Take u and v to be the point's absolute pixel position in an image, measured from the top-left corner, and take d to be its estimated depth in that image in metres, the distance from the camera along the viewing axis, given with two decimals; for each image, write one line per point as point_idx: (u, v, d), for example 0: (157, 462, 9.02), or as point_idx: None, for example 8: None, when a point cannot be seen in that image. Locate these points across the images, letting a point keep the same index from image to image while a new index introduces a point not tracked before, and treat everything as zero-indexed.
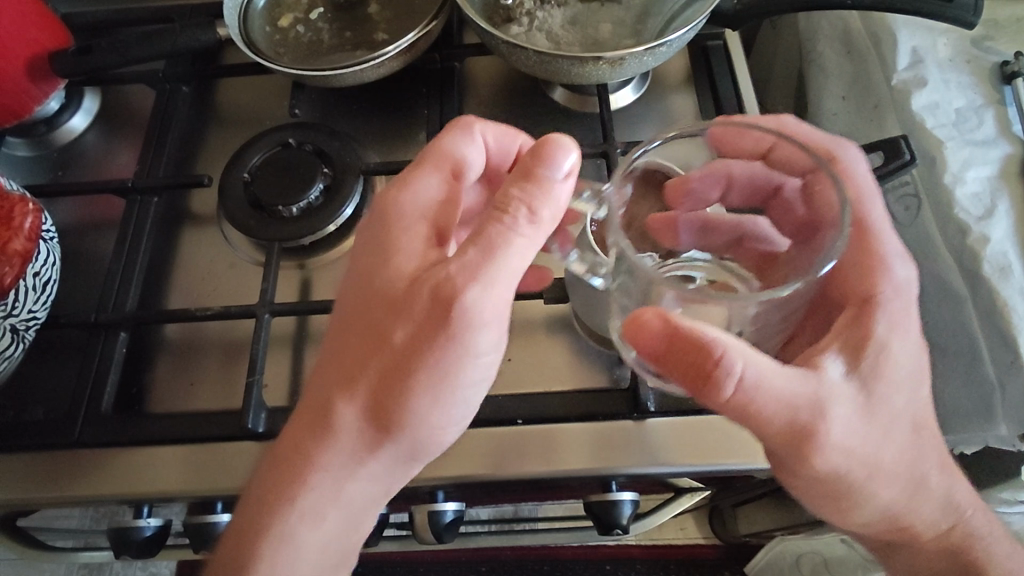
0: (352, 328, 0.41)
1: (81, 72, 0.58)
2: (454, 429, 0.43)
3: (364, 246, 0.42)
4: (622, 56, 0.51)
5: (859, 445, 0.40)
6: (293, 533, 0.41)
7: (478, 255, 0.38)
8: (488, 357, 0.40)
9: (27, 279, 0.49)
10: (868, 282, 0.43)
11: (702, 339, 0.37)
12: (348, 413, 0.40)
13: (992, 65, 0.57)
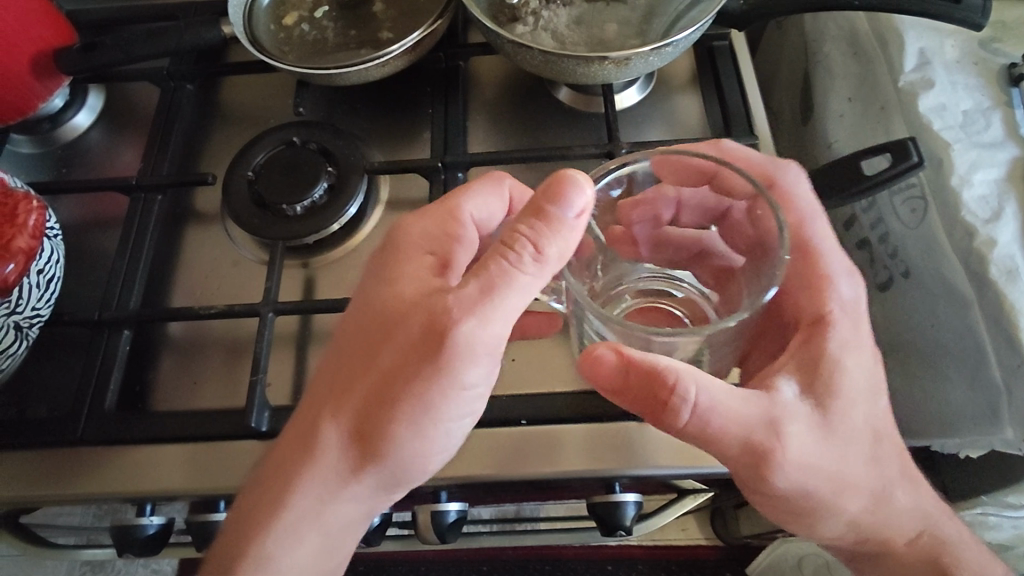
0: (344, 354, 0.42)
1: (85, 70, 0.58)
2: (439, 457, 0.43)
3: (371, 272, 0.43)
4: (628, 56, 0.51)
5: (820, 461, 0.42)
6: (278, 555, 0.42)
7: (477, 292, 0.39)
8: (478, 390, 0.41)
9: (30, 277, 0.49)
10: (817, 302, 0.44)
11: (653, 368, 0.40)
12: (332, 437, 0.41)
13: (1000, 66, 0.57)
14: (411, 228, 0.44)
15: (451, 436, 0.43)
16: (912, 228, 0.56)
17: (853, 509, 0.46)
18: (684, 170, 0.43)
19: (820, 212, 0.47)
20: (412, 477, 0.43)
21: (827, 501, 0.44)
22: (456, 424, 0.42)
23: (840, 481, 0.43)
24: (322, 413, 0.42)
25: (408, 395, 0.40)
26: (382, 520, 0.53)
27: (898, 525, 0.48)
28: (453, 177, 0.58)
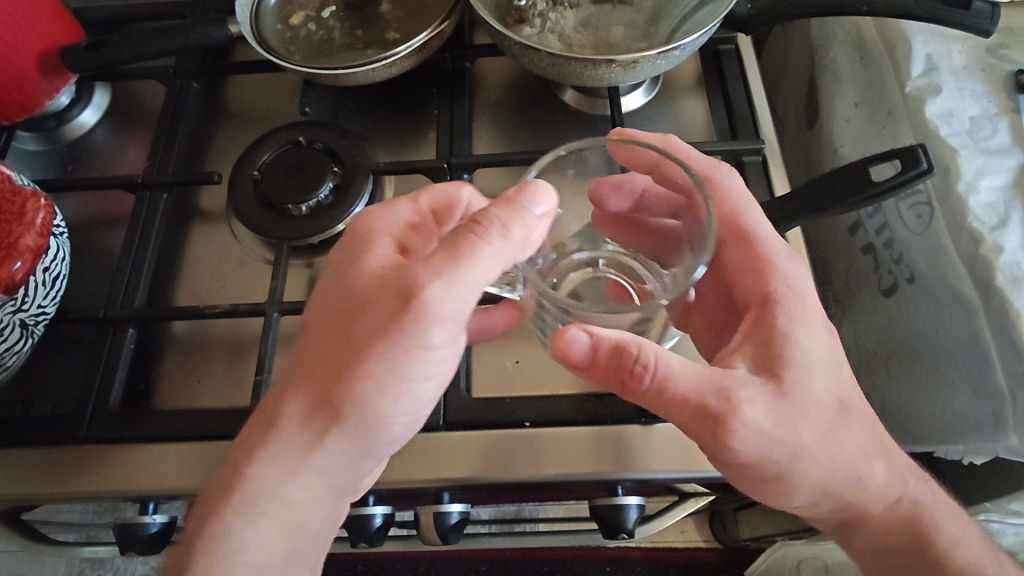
0: (311, 328, 0.42)
1: (92, 68, 0.58)
2: (405, 422, 0.42)
3: (341, 254, 0.43)
4: (635, 59, 0.51)
5: (778, 428, 0.41)
6: (242, 537, 0.40)
7: (442, 258, 0.38)
8: (444, 353, 0.41)
9: (36, 274, 0.49)
10: (762, 282, 0.45)
11: (615, 342, 0.41)
12: (297, 410, 0.40)
13: (1007, 73, 0.57)
14: (376, 217, 0.44)
15: (416, 402, 0.42)
16: (916, 234, 0.56)
17: (829, 483, 0.44)
18: (633, 159, 0.43)
19: (753, 202, 0.47)
20: (382, 446, 0.43)
21: (794, 470, 0.43)
22: (421, 387, 0.41)
23: (808, 450, 0.42)
24: (291, 386, 0.41)
25: (369, 358, 0.39)
26: (384, 520, 0.52)
27: (900, 525, 0.48)
28: (458, 179, 0.58)
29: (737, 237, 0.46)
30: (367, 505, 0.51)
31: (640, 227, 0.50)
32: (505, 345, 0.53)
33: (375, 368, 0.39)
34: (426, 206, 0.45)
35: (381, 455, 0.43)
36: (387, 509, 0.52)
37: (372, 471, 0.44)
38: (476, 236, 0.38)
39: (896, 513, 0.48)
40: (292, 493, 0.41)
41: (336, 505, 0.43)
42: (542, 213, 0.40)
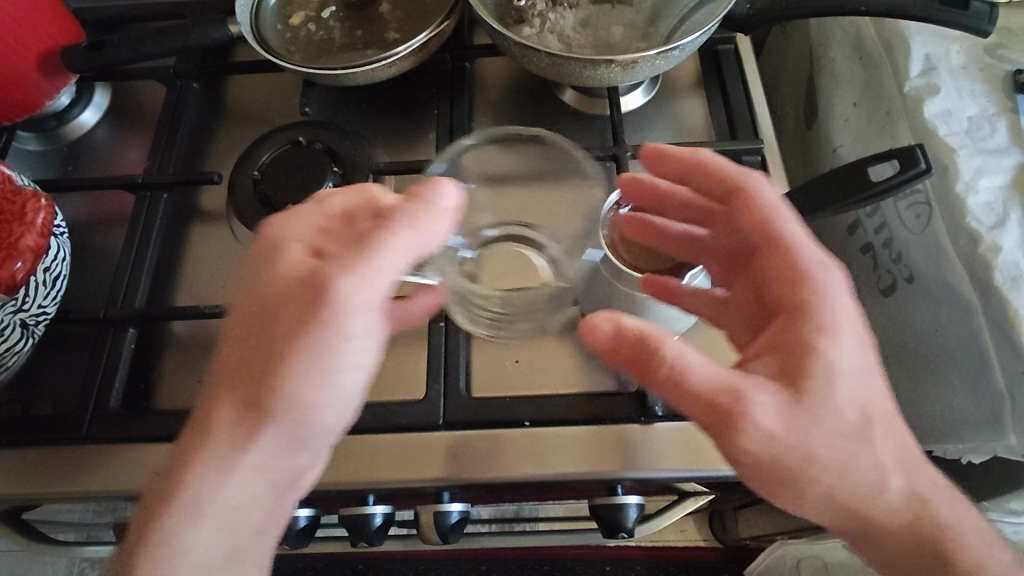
0: (231, 337, 0.40)
1: (92, 68, 0.58)
2: (337, 417, 0.40)
3: (254, 262, 0.40)
4: (634, 59, 0.51)
5: (793, 436, 0.36)
6: (182, 543, 0.38)
7: (353, 252, 0.37)
8: (368, 342, 0.39)
9: (37, 274, 0.49)
10: (798, 289, 0.39)
11: (640, 334, 0.38)
12: (228, 413, 0.38)
13: (1006, 73, 0.57)
14: (282, 228, 0.40)
15: (343, 394, 0.40)
16: (916, 233, 0.56)
17: (833, 483, 0.38)
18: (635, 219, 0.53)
19: (789, 210, 0.43)
20: (317, 441, 0.41)
21: (804, 477, 0.37)
22: (347, 380, 0.39)
23: (820, 458, 0.37)
24: (219, 390, 0.39)
25: (292, 354, 0.37)
26: (384, 519, 0.52)
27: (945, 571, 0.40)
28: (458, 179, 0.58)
29: (767, 246, 0.42)
30: (368, 505, 0.51)
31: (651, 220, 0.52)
32: (505, 344, 0.53)
33: (299, 364, 0.37)
34: (337, 211, 0.40)
35: (318, 449, 0.41)
36: (387, 509, 0.52)
37: (313, 464, 0.42)
38: (384, 229, 0.37)
39: (903, 517, 0.39)
40: (221, 498, 0.38)
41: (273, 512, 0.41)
42: (450, 203, 0.40)
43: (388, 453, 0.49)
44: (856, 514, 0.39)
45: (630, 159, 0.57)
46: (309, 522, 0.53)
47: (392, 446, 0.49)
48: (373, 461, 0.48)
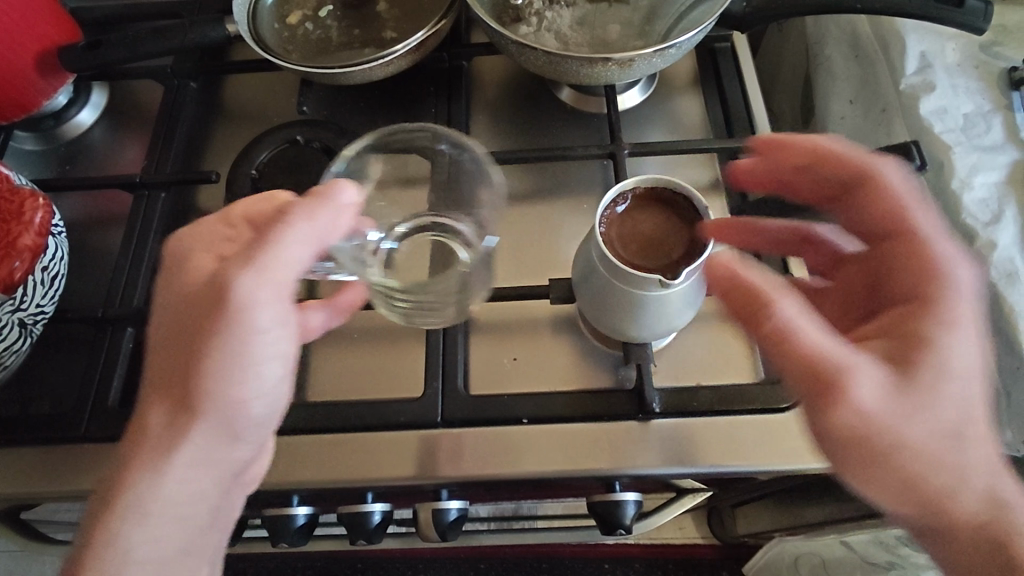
0: (156, 347, 0.41)
1: (90, 67, 0.58)
2: (264, 405, 0.41)
3: (170, 273, 0.42)
4: (632, 57, 0.51)
5: (900, 419, 0.34)
6: (130, 544, 0.38)
7: (249, 251, 0.39)
8: (279, 332, 0.40)
9: (35, 274, 0.49)
10: (925, 282, 0.37)
11: (752, 285, 0.36)
12: (159, 415, 0.39)
13: (1001, 70, 0.57)
14: (198, 239, 0.43)
15: (267, 383, 0.41)
16: None
17: (914, 470, 0.34)
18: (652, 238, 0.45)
19: (918, 198, 0.41)
20: (251, 431, 0.41)
21: (899, 464, 0.34)
22: (268, 368, 0.40)
23: (914, 447, 0.34)
24: (150, 396, 0.40)
25: (206, 353, 0.38)
26: (383, 517, 0.52)
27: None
28: None
29: (898, 236, 0.40)
30: (367, 502, 0.52)
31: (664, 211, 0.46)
32: (503, 342, 0.53)
33: (213, 360, 0.38)
34: (239, 222, 0.43)
35: (253, 440, 0.42)
36: (385, 506, 0.52)
37: (252, 456, 0.43)
38: (282, 222, 0.39)
39: (979, 518, 0.35)
40: (160, 499, 0.38)
41: (215, 509, 0.41)
42: (347, 201, 0.41)
43: (387, 451, 0.49)
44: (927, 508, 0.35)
45: (626, 157, 0.57)
46: (308, 518, 0.53)
47: (391, 444, 0.49)
48: (372, 459, 0.49)
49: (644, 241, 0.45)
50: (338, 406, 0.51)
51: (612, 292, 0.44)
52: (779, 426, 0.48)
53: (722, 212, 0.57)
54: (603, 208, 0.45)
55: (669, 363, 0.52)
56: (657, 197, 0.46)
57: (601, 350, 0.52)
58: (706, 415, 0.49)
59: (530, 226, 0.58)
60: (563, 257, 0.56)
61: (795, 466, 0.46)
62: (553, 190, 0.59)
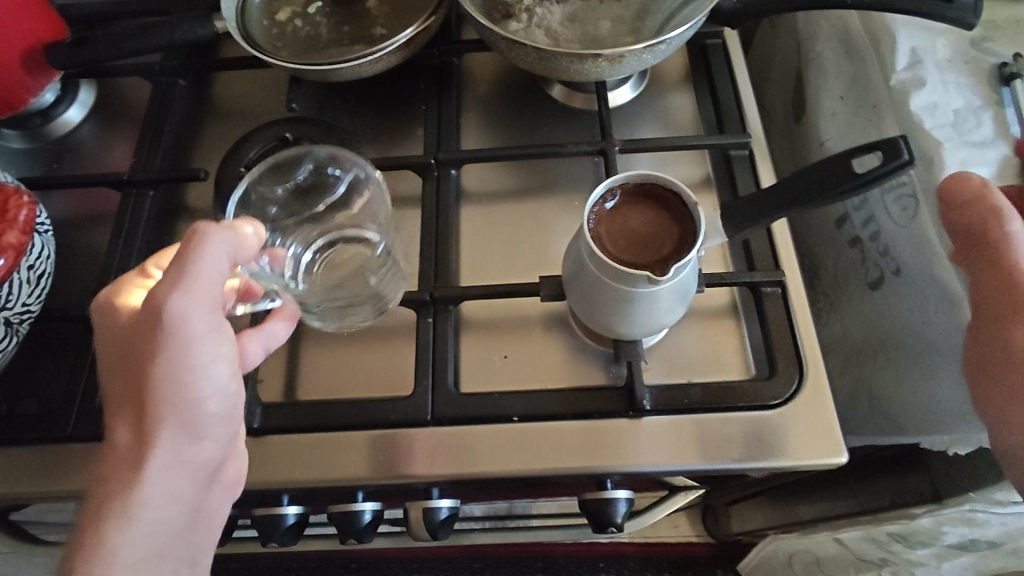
0: (103, 373, 0.40)
1: (77, 64, 0.58)
2: (219, 403, 0.40)
3: (104, 310, 0.41)
4: (622, 54, 0.51)
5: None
6: (116, 547, 0.36)
7: (169, 272, 0.37)
8: (221, 338, 0.40)
9: (21, 272, 0.49)
10: None
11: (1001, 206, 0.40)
12: (124, 433, 0.38)
13: (991, 66, 0.57)
14: (121, 294, 0.41)
15: (219, 381, 0.40)
16: (902, 226, 0.56)
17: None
18: (635, 239, 0.45)
19: None
20: (215, 427, 0.40)
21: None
22: (217, 370, 0.40)
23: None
24: (111, 413, 0.39)
25: (156, 363, 0.37)
26: (373, 516, 0.52)
27: None
28: (446, 174, 0.58)
29: None
30: (357, 501, 0.51)
31: (643, 213, 0.45)
32: (493, 340, 0.53)
33: (165, 369, 0.37)
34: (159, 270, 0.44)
35: (219, 436, 0.41)
36: (376, 505, 0.52)
37: (222, 453, 0.42)
38: (194, 240, 0.38)
39: None
40: (142, 502, 0.37)
41: (193, 514, 0.41)
42: (253, 232, 0.43)
43: (376, 449, 0.49)
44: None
45: (617, 153, 0.56)
46: (298, 517, 0.52)
47: (380, 443, 0.49)
48: (362, 457, 0.48)
49: (630, 241, 0.44)
50: (327, 404, 0.50)
51: (602, 290, 0.44)
52: (769, 423, 0.47)
53: (713, 208, 0.57)
54: (593, 204, 0.45)
55: (661, 360, 0.52)
56: (646, 192, 0.46)
57: (591, 348, 0.52)
58: (695, 412, 0.48)
59: (520, 223, 0.58)
60: (554, 254, 0.56)
61: (784, 463, 0.46)
62: (544, 187, 0.59)
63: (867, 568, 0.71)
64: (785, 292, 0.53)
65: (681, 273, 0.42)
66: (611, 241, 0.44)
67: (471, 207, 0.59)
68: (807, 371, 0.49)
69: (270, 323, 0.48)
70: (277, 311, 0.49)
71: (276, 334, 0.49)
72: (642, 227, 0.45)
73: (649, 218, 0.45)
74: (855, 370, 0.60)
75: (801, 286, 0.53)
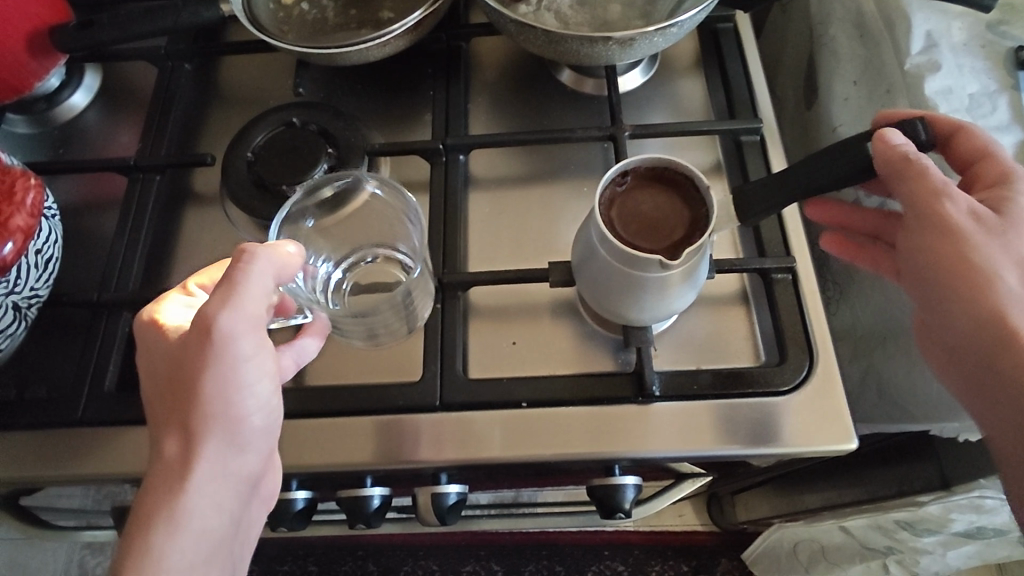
0: (151, 388, 0.41)
1: (81, 47, 0.57)
2: (262, 420, 0.41)
3: (146, 327, 0.42)
4: (633, 37, 0.50)
5: (987, 244, 0.40)
6: (164, 554, 0.36)
7: (218, 289, 0.38)
8: (264, 356, 0.40)
9: (28, 257, 0.49)
10: (1000, 167, 0.44)
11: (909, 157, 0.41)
12: (173, 445, 0.38)
13: (1007, 50, 0.57)
14: (156, 309, 0.43)
15: (263, 397, 0.40)
16: None
17: (1000, 289, 0.40)
18: (644, 224, 0.44)
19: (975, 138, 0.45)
20: (257, 441, 0.41)
21: (991, 296, 0.40)
22: (261, 387, 0.40)
23: (995, 254, 0.40)
24: (159, 425, 0.39)
25: (204, 375, 0.38)
26: (382, 502, 0.52)
27: None
28: (454, 159, 0.57)
29: (986, 157, 0.45)
30: (366, 486, 0.51)
31: (653, 198, 0.45)
32: (500, 326, 0.53)
33: (213, 384, 0.38)
34: (198, 289, 0.45)
35: (260, 450, 0.41)
36: (384, 491, 0.52)
37: (263, 466, 0.42)
38: (242, 261, 0.39)
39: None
40: (189, 510, 0.37)
41: (237, 526, 0.40)
42: (298, 250, 0.42)
43: (385, 435, 0.48)
44: (985, 328, 0.40)
45: (627, 139, 0.56)
46: (307, 503, 0.52)
47: (388, 428, 0.49)
48: (369, 442, 0.48)
49: (640, 224, 0.44)
50: (335, 391, 0.50)
51: (614, 276, 0.44)
52: (779, 410, 0.47)
53: (723, 194, 0.56)
54: (603, 187, 0.45)
55: (671, 347, 0.52)
56: (658, 176, 0.46)
57: (600, 334, 0.52)
58: (705, 399, 0.48)
59: (530, 210, 0.57)
60: (563, 240, 0.56)
61: (794, 452, 0.46)
62: (553, 173, 0.59)
63: (872, 556, 0.71)
64: (796, 279, 0.52)
65: (692, 259, 0.42)
66: (622, 226, 0.44)
67: (479, 193, 0.58)
68: (817, 360, 0.49)
69: (301, 337, 0.48)
70: (307, 326, 0.48)
71: (307, 350, 0.48)
72: (652, 210, 0.44)
73: (656, 201, 0.45)
74: (863, 357, 0.60)
75: (812, 273, 0.52)
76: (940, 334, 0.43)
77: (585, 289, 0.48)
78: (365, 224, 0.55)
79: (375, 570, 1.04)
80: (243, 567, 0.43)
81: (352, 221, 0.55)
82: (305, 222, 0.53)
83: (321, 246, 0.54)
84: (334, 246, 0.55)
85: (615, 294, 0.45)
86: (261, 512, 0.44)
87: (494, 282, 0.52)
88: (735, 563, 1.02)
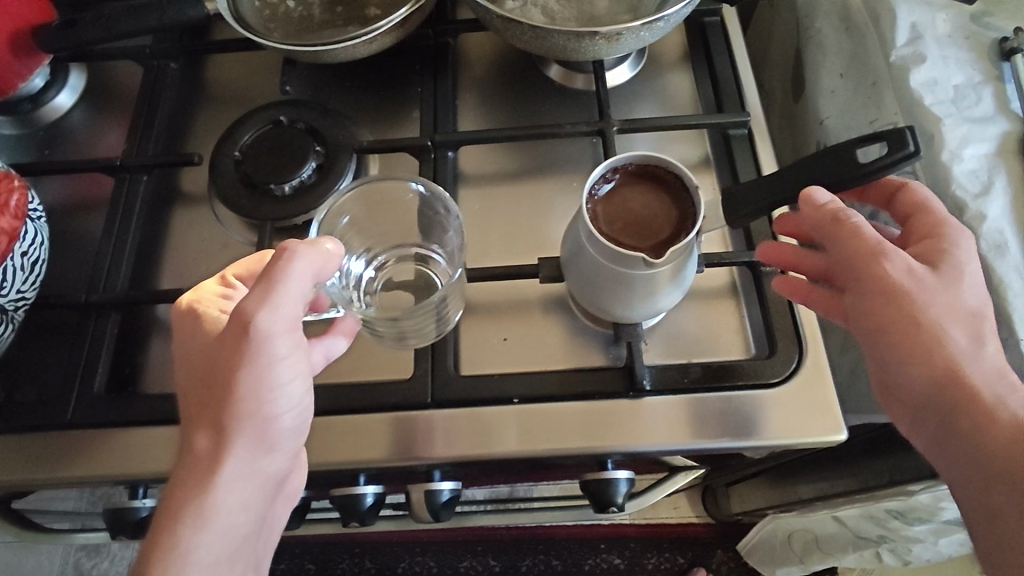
0: (184, 383, 0.41)
1: (65, 47, 0.57)
2: (292, 420, 0.41)
3: (182, 315, 0.43)
4: (619, 31, 0.49)
5: (927, 296, 0.40)
6: (190, 550, 0.37)
7: (257, 286, 0.38)
8: (297, 358, 0.40)
9: (13, 259, 0.49)
10: (930, 218, 0.44)
11: (837, 214, 0.43)
12: (205, 441, 0.38)
13: (992, 41, 0.58)
14: (199, 300, 0.43)
15: (295, 397, 0.40)
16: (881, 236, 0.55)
17: (952, 346, 0.40)
18: (630, 225, 0.44)
19: (921, 195, 0.46)
20: (286, 441, 0.41)
21: (943, 348, 0.40)
22: (294, 387, 0.40)
23: (942, 311, 0.40)
24: (189, 422, 0.39)
25: (238, 374, 0.38)
26: (376, 499, 0.52)
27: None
28: (442, 156, 0.57)
29: (922, 211, 0.45)
30: (359, 485, 0.51)
31: (643, 198, 0.45)
32: (492, 322, 0.53)
33: (247, 384, 0.38)
34: (237, 281, 0.45)
35: (288, 450, 0.41)
36: (377, 489, 0.52)
37: (289, 467, 0.42)
38: (282, 260, 0.39)
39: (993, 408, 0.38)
40: (217, 509, 0.38)
41: (260, 523, 0.41)
42: (335, 248, 0.42)
43: (378, 434, 0.48)
44: (943, 388, 0.40)
45: (616, 133, 0.56)
46: None
47: (382, 426, 0.49)
48: (361, 442, 0.48)
49: (627, 223, 0.44)
50: (326, 390, 0.50)
51: (601, 272, 0.44)
52: (773, 403, 0.48)
53: (712, 189, 0.57)
54: (592, 183, 0.45)
55: (662, 341, 0.52)
56: (653, 172, 0.46)
57: (591, 330, 0.52)
58: (704, 392, 0.48)
59: (519, 206, 0.57)
60: (553, 235, 0.56)
61: (796, 441, 0.46)
62: (542, 168, 0.59)
63: (864, 545, 0.72)
64: None
65: (679, 257, 0.42)
66: (604, 223, 0.44)
67: (468, 190, 0.58)
68: (807, 351, 0.49)
69: (330, 335, 0.47)
70: (337, 324, 0.47)
71: (336, 347, 0.47)
72: (647, 205, 0.45)
73: (643, 201, 0.45)
74: (852, 350, 0.60)
75: None
76: (897, 396, 0.42)
77: (585, 297, 0.48)
78: (393, 222, 0.54)
79: (372, 568, 1.05)
80: (265, 565, 0.43)
81: (386, 220, 0.54)
82: (340, 221, 0.51)
83: (355, 246, 0.53)
84: (366, 242, 0.54)
85: (616, 292, 0.45)
86: (283, 510, 0.45)
87: (483, 279, 0.52)
88: (731, 553, 1.03)
